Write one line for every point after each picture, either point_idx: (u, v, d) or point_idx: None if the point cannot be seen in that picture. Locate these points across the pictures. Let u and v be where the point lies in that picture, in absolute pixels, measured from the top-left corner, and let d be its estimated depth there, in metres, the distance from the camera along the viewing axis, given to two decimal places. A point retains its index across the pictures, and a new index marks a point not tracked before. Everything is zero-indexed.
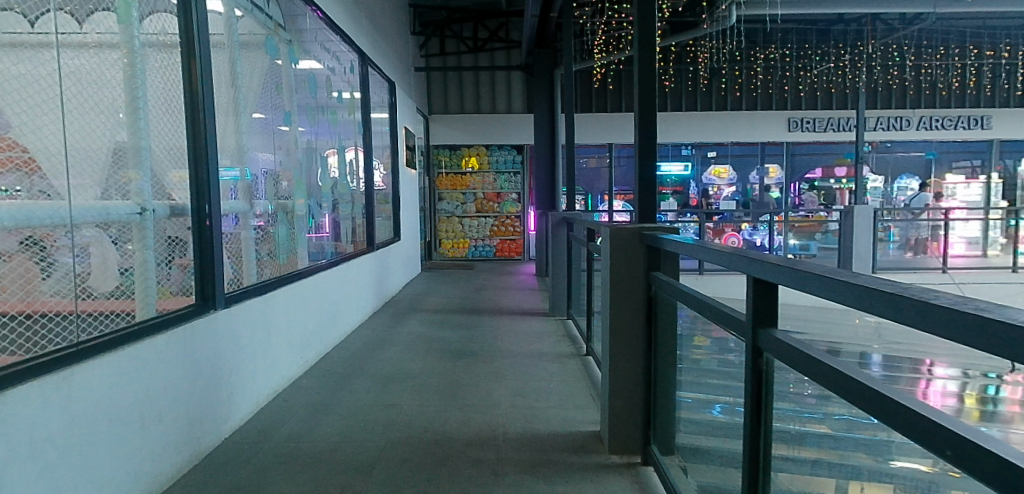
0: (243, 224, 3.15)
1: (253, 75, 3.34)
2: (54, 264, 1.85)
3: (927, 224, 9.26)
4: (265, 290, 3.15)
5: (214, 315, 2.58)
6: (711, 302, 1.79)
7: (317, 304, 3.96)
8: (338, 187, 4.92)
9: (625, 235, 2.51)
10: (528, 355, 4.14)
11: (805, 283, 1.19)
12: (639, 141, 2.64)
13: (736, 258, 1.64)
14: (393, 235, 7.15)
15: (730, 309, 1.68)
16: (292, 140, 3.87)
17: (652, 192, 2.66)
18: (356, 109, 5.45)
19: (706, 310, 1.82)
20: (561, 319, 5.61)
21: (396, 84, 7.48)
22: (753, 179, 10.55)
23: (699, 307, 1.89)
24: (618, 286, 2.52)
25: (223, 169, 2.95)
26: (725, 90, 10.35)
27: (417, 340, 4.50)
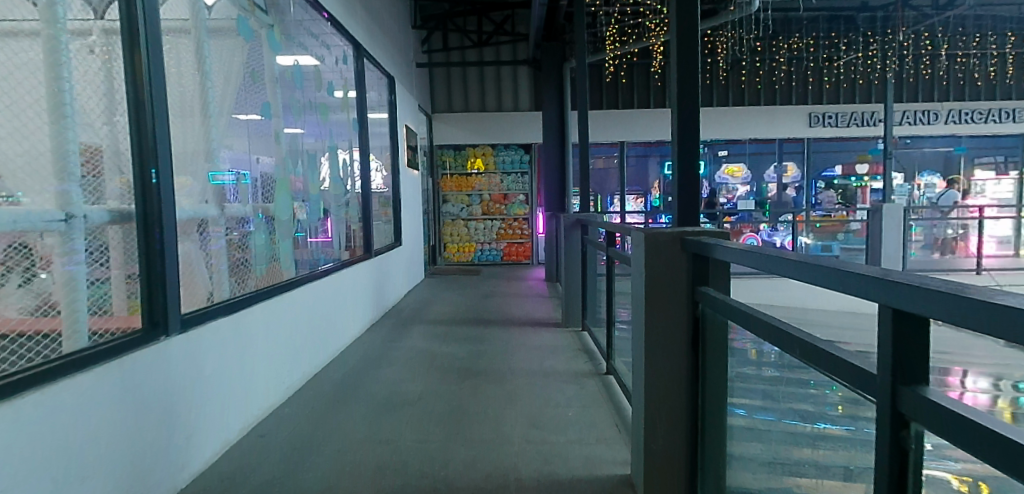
0: (214, 234, 2.71)
1: (225, 63, 2.91)
2: (35, 276, 1.70)
3: (956, 223, 8.74)
4: (236, 309, 2.72)
5: (166, 342, 2.14)
6: (798, 332, 1.33)
7: (304, 320, 3.53)
8: (331, 189, 4.49)
9: (662, 241, 2.06)
10: (543, 375, 3.70)
11: (978, 319, 0.74)
12: (677, 129, 2.17)
13: (840, 276, 1.17)
14: (395, 240, 6.74)
15: (830, 345, 1.22)
16: (276, 137, 3.43)
17: (695, 189, 2.19)
18: (350, 107, 5.03)
19: (790, 343, 1.36)
20: (575, 330, 5.16)
21: (396, 80, 7.07)
22: (769, 177, 10.07)
23: (778, 336, 1.43)
24: (654, 305, 2.08)
25: (185, 170, 2.53)
26: (745, 83, 9.88)
27: (418, 357, 4.08)
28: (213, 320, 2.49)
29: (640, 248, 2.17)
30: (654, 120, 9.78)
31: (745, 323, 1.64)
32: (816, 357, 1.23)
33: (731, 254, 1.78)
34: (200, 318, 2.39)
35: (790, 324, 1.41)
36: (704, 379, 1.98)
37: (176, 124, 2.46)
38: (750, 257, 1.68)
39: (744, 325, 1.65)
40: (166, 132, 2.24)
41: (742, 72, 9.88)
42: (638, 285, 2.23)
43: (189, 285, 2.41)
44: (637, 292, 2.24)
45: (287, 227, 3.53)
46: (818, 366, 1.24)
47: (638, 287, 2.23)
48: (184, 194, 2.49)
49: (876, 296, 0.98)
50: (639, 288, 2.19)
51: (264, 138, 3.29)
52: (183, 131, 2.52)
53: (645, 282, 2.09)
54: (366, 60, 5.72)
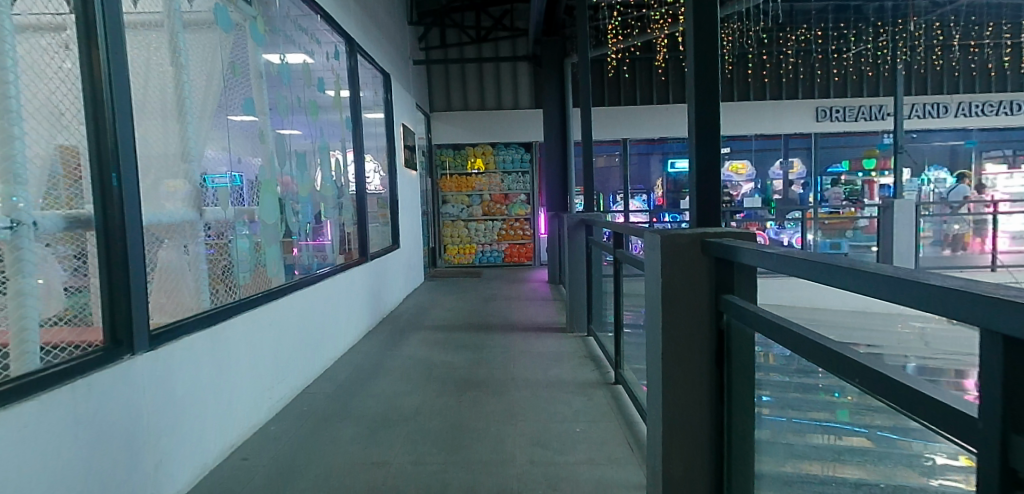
0: (190, 240, 2.51)
1: (202, 58, 2.70)
2: (5, 281, 1.58)
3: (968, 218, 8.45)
4: (213, 323, 2.50)
5: (129, 361, 1.92)
6: (854, 354, 1.12)
7: (292, 330, 3.33)
8: (324, 191, 4.28)
9: (681, 243, 1.85)
10: (547, 385, 3.49)
11: None
12: (695, 120, 1.96)
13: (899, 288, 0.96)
14: (392, 243, 6.54)
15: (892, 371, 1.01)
16: (260, 136, 3.21)
17: (716, 186, 1.97)
18: (343, 106, 4.82)
19: (841, 365, 1.15)
20: (580, 335, 4.95)
21: (391, 77, 6.85)
22: (775, 174, 9.86)
23: (828, 359, 1.20)
24: (671, 317, 1.86)
25: (155, 174, 2.32)
26: (751, 76, 9.65)
27: (415, 367, 3.88)
28: (186, 336, 2.28)
29: (654, 252, 1.95)
30: (657, 117, 9.64)
31: (786, 341, 1.41)
32: (879, 387, 1.02)
33: (759, 263, 1.57)
34: (169, 335, 2.17)
35: (838, 343, 1.20)
36: (729, 398, 1.81)
37: (142, 123, 2.24)
38: (777, 263, 1.47)
39: (785, 345, 1.41)
40: (130, 130, 2.02)
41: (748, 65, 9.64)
42: (651, 293, 2.02)
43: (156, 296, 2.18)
44: (651, 300, 2.03)
45: (274, 232, 3.31)
46: (884, 399, 1.03)
47: (652, 295, 2.02)
48: (152, 199, 2.27)
49: (970, 317, 0.77)
50: (654, 297, 1.98)
51: (248, 138, 3.08)
52: (151, 130, 2.31)
53: (661, 292, 1.87)
54: (359, 55, 5.51)
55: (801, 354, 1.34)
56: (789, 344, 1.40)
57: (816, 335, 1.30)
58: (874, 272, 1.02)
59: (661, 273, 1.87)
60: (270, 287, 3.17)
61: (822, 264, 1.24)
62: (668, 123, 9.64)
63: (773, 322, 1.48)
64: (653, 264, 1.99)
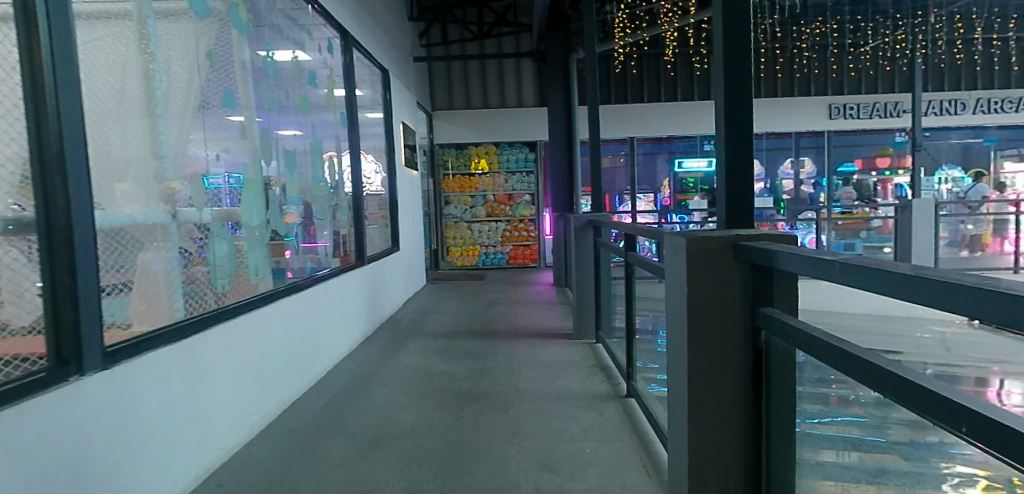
0: (161, 245, 2.28)
1: (178, 47, 2.48)
2: None
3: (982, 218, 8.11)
4: (185, 336, 2.27)
5: (81, 381, 1.70)
6: (922, 381, 0.91)
7: (278, 341, 3.10)
8: (316, 191, 4.03)
9: (711, 247, 1.60)
10: (555, 399, 3.25)
11: None
12: (724, 106, 1.71)
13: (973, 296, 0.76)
14: (392, 245, 6.30)
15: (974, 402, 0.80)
16: (243, 131, 2.98)
17: (749, 181, 1.72)
18: (337, 101, 4.60)
19: (908, 394, 0.94)
20: (589, 342, 4.70)
21: (391, 74, 6.63)
22: (785, 174, 9.66)
23: (892, 386, 0.98)
24: (699, 335, 1.62)
25: (120, 172, 2.10)
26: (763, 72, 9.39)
27: (413, 377, 3.65)
28: (152, 351, 2.05)
29: (677, 261, 1.70)
30: (665, 114, 9.35)
31: (837, 363, 1.18)
32: (962, 423, 0.81)
33: (799, 270, 1.33)
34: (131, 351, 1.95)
35: (901, 367, 0.99)
36: (769, 426, 1.57)
37: (102, 114, 2.00)
38: (822, 271, 1.23)
39: (838, 368, 1.18)
40: (80, 120, 1.79)
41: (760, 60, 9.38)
42: (673, 306, 1.78)
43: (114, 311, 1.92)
44: (673, 314, 1.78)
45: (260, 235, 3.09)
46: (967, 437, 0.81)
47: (674, 308, 1.78)
48: (113, 198, 2.03)
49: None
50: (676, 311, 1.74)
51: (229, 133, 2.85)
52: (115, 123, 2.08)
53: (686, 306, 1.63)
54: (356, 50, 5.28)
55: (859, 381, 1.11)
56: (841, 366, 1.17)
57: (873, 354, 1.08)
58: (950, 282, 0.80)
59: (686, 286, 1.63)
60: (253, 295, 2.93)
61: (882, 274, 1.01)
62: (677, 121, 9.36)
63: (819, 342, 1.25)
64: (675, 272, 1.74)
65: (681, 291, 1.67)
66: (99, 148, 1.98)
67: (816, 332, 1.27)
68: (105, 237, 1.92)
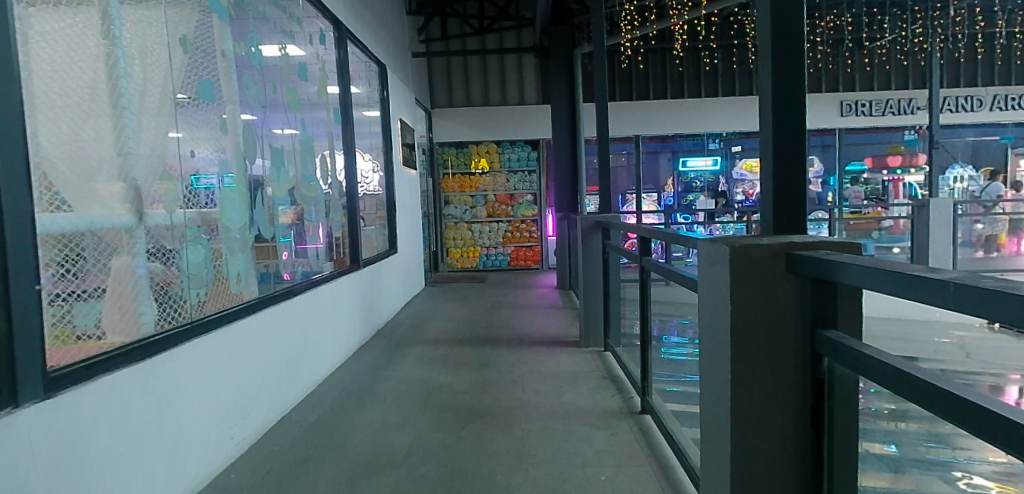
0: (129, 250, 2.04)
1: (149, 33, 2.22)
2: None
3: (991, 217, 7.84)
4: (154, 352, 2.05)
5: (19, 415, 1.46)
6: None
7: (261, 355, 2.86)
8: (307, 191, 3.78)
9: (758, 258, 1.36)
10: (563, 416, 3.00)
11: None
12: (772, 93, 1.46)
13: None
14: (390, 247, 6.06)
15: None
16: (222, 126, 2.72)
17: (800, 180, 1.47)
18: (330, 95, 4.35)
19: None
20: (597, 350, 4.44)
21: (388, 69, 6.37)
22: None
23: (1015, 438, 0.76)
24: (745, 364, 1.37)
25: (80, 170, 1.86)
26: None
27: (410, 391, 3.40)
28: (111, 373, 1.82)
29: (715, 277, 1.46)
30: (672, 112, 9.09)
31: (949, 415, 0.89)
32: None
33: (878, 287, 1.06)
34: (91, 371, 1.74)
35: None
36: (831, 471, 1.33)
37: (58, 106, 1.77)
38: (913, 291, 0.97)
39: (941, 417, 0.92)
40: (16, 110, 1.56)
41: None
42: (711, 328, 1.53)
43: (78, 319, 1.75)
44: (710, 337, 1.54)
45: (242, 239, 2.83)
46: None
47: (711, 331, 1.54)
48: (77, 198, 1.82)
49: None
50: (715, 335, 1.50)
51: (207, 128, 2.59)
52: (75, 116, 1.84)
53: (728, 329, 1.39)
54: (351, 42, 5.03)
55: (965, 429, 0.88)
56: (951, 417, 0.89)
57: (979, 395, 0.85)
58: None
59: (728, 306, 1.39)
60: (233, 305, 2.68)
61: (1013, 298, 0.74)
62: (683, 119, 9.10)
63: (911, 380, 0.97)
64: (713, 289, 1.50)
65: (722, 313, 1.43)
66: (61, 143, 1.77)
67: (902, 366, 0.99)
68: (60, 244, 1.71)
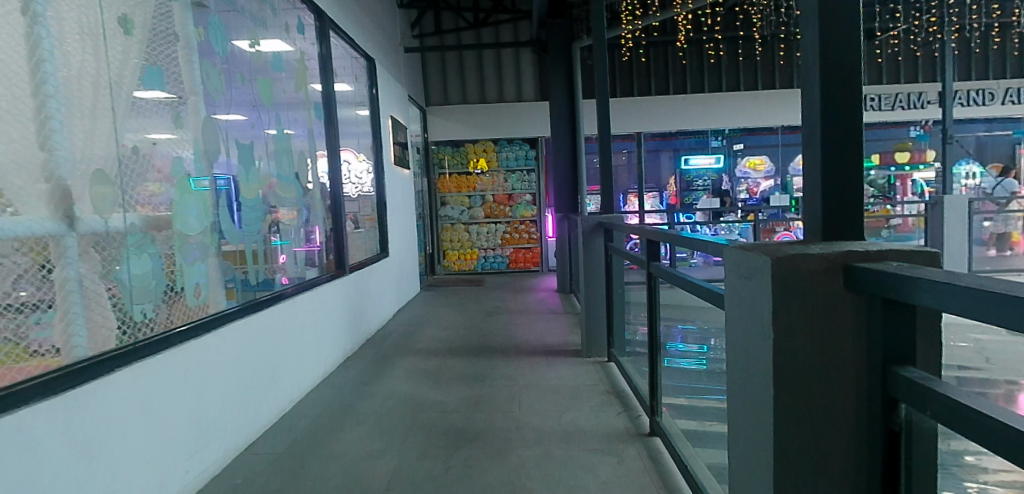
0: (61, 260, 1.79)
1: (79, 12, 1.94)
2: None
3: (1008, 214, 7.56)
4: (104, 371, 1.88)
5: None
6: None
7: (225, 375, 2.57)
8: (283, 191, 3.49)
9: (809, 271, 1.06)
10: (561, 440, 2.69)
11: None
12: (819, 64, 1.16)
13: None
14: (380, 250, 5.77)
15: None
16: (173, 118, 2.41)
17: (855, 173, 1.17)
18: (310, 89, 4.05)
19: None
20: (600, 360, 4.14)
21: (377, 63, 6.07)
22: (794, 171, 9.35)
23: None
24: (794, 408, 1.08)
25: (13, 169, 1.66)
26: (787, 58, 8.95)
27: (395, 411, 3.11)
28: (48, 398, 1.65)
29: (751, 296, 1.17)
30: (674, 108, 8.78)
31: None
32: None
33: (976, 315, 0.77)
34: (25, 396, 1.58)
35: None
36: None
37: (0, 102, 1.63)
38: None
39: None
40: None
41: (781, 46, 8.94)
42: (744, 358, 1.24)
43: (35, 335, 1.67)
44: (743, 368, 1.26)
45: (199, 244, 2.52)
46: None
47: (744, 360, 1.25)
48: (23, 203, 1.68)
49: None
50: (750, 368, 1.21)
51: (154, 119, 2.29)
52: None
53: (770, 364, 1.09)
54: (335, 34, 4.74)
55: None
56: None
57: None
58: None
59: (770, 336, 1.09)
60: (188, 320, 2.38)
61: None
62: (685, 115, 8.77)
63: None
64: (747, 311, 1.20)
65: (760, 343, 1.13)
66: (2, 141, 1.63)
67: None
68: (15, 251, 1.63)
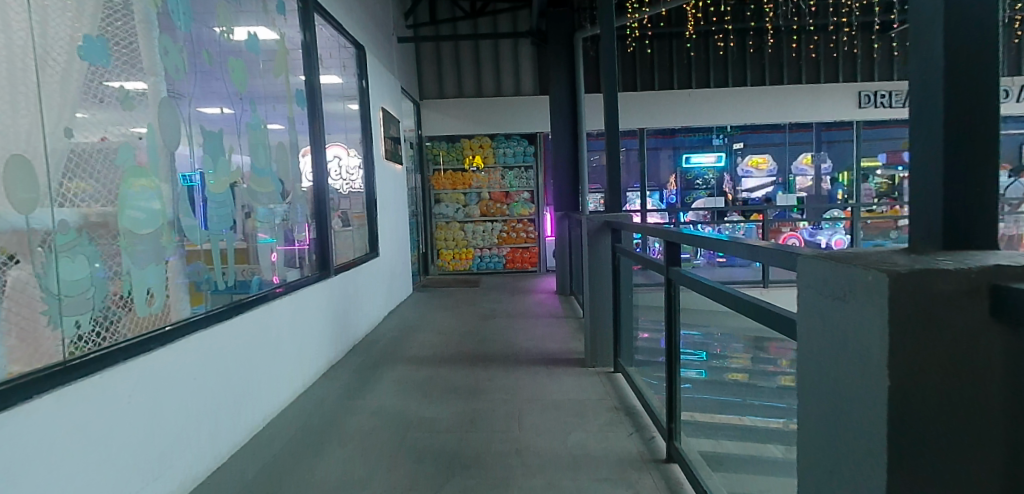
0: None
1: None
2: None
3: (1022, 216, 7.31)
4: (24, 397, 1.55)
5: None
6: None
7: (185, 394, 2.25)
8: (260, 185, 3.17)
9: (940, 294, 0.76)
10: (568, 468, 2.38)
11: None
12: (943, 15, 0.87)
13: None
14: (370, 250, 5.45)
15: None
16: (121, 98, 2.07)
17: (986, 162, 0.88)
18: (291, 75, 3.73)
19: None
20: (605, 370, 3.83)
21: (368, 52, 5.74)
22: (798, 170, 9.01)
23: None
24: (916, 483, 0.78)
25: None
26: (795, 52, 8.66)
27: (381, 430, 2.80)
28: None
29: (847, 326, 0.87)
30: (678, 103, 8.49)
31: None
32: None
33: None
34: None
35: None
36: None
37: None
38: None
39: None
40: None
41: (789, 40, 8.66)
42: (829, 403, 0.94)
43: None
44: (827, 417, 0.96)
45: (152, 246, 2.19)
46: None
47: (828, 409, 0.95)
48: None
49: None
50: (840, 420, 0.91)
51: (100, 100, 1.97)
52: None
53: (884, 421, 0.79)
54: (322, 18, 4.42)
55: None
56: None
57: None
58: None
59: (882, 383, 0.79)
60: (136, 333, 2.05)
61: None
62: (689, 110, 8.49)
63: None
64: (838, 344, 0.90)
65: (864, 389, 0.83)
66: None
67: None
68: None
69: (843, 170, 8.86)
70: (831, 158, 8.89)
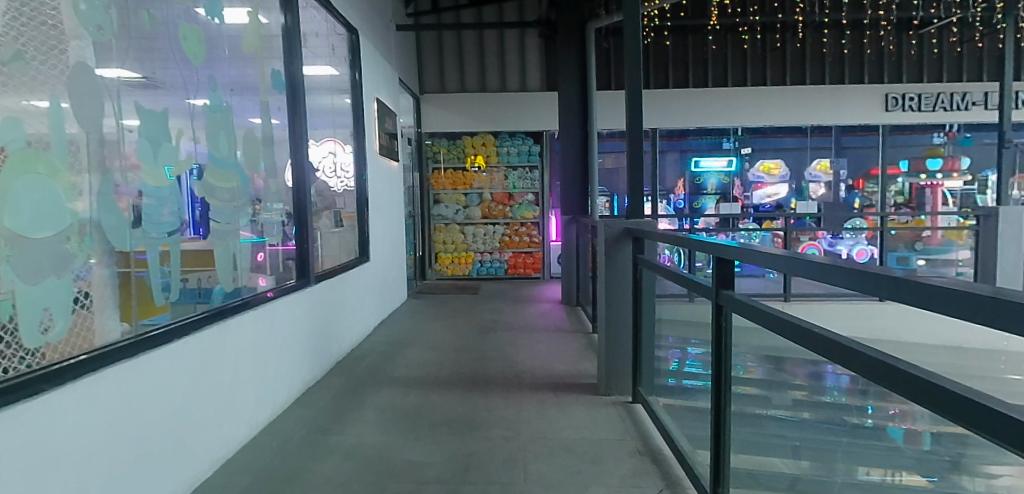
0: None
1: None
2: None
3: None
4: None
5: None
6: None
7: (98, 444, 1.75)
8: (220, 180, 2.67)
9: None
10: None
11: None
12: None
13: None
14: (359, 255, 4.95)
15: None
16: (12, 59, 1.54)
17: None
18: (265, 53, 3.22)
19: None
20: (622, 398, 3.34)
21: (363, 37, 5.24)
22: (812, 177, 8.65)
23: None
24: None
25: None
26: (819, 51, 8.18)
27: (356, 480, 2.30)
28: None
29: None
30: (694, 102, 7.98)
31: None
32: None
33: None
34: None
35: None
36: None
37: None
38: None
39: None
40: None
41: (813, 38, 8.18)
42: None
43: None
44: None
45: (52, 253, 1.68)
46: None
47: None
48: None
49: None
50: None
51: None
52: None
53: None
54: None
55: None
56: None
57: None
58: None
59: None
60: (22, 369, 1.53)
61: None
62: (705, 110, 8.00)
63: None
64: None
65: None
66: None
67: None
68: None
69: (860, 177, 8.40)
70: (848, 165, 8.43)
